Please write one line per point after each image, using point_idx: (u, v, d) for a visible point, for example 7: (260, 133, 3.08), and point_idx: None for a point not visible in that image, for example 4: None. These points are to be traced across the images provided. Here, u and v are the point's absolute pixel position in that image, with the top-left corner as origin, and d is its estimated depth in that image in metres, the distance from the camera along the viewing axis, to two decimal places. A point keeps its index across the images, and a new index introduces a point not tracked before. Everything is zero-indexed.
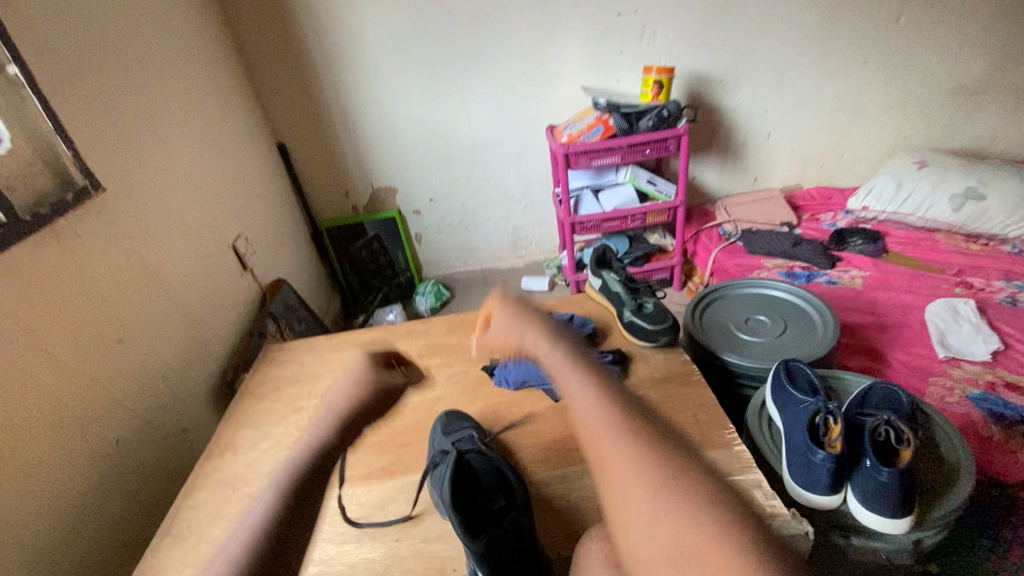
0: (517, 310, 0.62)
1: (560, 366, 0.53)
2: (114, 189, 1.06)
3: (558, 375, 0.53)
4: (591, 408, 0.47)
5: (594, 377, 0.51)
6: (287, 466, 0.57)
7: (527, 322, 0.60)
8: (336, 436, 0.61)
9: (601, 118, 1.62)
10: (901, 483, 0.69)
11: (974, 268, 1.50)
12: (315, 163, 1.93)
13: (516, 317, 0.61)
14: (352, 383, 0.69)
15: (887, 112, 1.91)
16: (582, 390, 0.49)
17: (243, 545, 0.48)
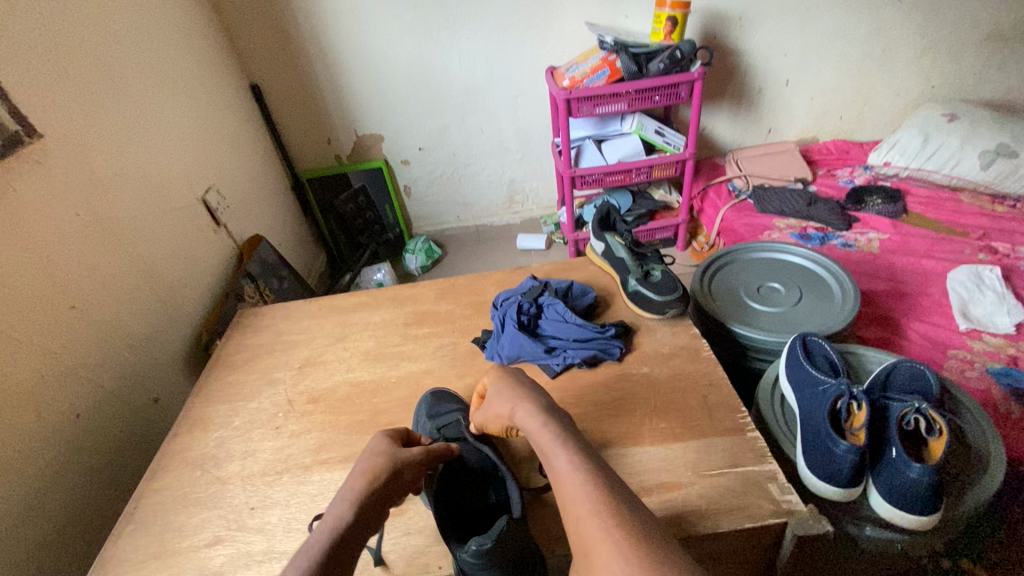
0: (508, 384, 0.66)
1: (547, 445, 0.56)
2: (56, 135, 0.93)
3: (546, 454, 0.55)
4: (573, 484, 0.50)
5: (575, 460, 0.53)
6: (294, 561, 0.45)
7: (521, 395, 0.63)
8: (354, 525, 0.51)
9: (607, 58, 1.46)
10: (931, 480, 0.63)
11: (999, 232, 1.40)
12: (293, 108, 1.77)
13: (506, 392, 0.65)
14: (373, 458, 0.59)
15: (917, 58, 1.75)
16: (569, 470, 0.52)
17: None
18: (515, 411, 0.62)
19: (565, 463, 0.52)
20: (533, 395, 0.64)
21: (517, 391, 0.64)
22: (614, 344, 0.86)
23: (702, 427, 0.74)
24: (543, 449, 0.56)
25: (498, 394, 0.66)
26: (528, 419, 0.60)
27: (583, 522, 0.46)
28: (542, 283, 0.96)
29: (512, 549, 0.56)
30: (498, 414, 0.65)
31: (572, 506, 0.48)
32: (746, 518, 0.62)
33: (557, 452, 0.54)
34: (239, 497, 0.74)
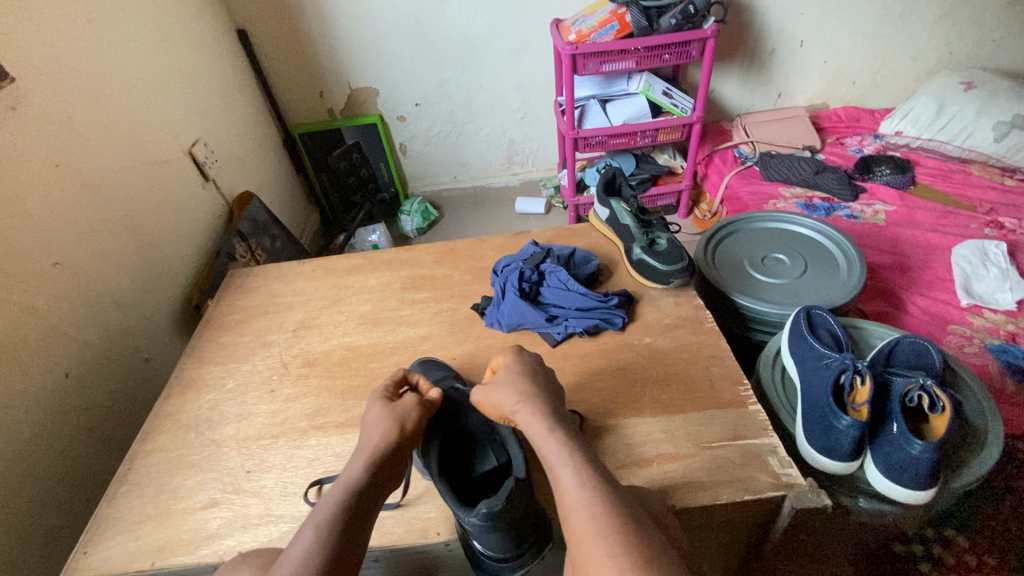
0: (521, 377, 0.64)
1: (551, 454, 0.55)
2: (30, 79, 0.87)
3: (549, 463, 0.55)
4: (577, 502, 0.50)
5: (583, 472, 0.52)
6: (309, 524, 0.50)
7: (527, 393, 0.62)
8: (365, 487, 0.55)
9: (616, 12, 1.38)
10: (932, 456, 0.63)
11: (1007, 207, 1.37)
12: (283, 57, 1.68)
13: (516, 384, 0.63)
14: (378, 419, 0.61)
15: (938, 21, 1.67)
16: (574, 487, 0.51)
17: None
18: (518, 412, 0.60)
19: (569, 479, 0.52)
20: (540, 394, 0.62)
21: (525, 388, 0.62)
22: (616, 314, 0.84)
23: (704, 399, 0.73)
24: (545, 456, 0.56)
25: (502, 385, 0.64)
26: (531, 422, 0.58)
27: (586, 542, 0.47)
28: (544, 250, 0.94)
29: (518, 511, 0.56)
30: (498, 400, 0.62)
31: (576, 525, 0.49)
32: (745, 491, 0.62)
33: (561, 464, 0.54)
34: (235, 460, 0.73)
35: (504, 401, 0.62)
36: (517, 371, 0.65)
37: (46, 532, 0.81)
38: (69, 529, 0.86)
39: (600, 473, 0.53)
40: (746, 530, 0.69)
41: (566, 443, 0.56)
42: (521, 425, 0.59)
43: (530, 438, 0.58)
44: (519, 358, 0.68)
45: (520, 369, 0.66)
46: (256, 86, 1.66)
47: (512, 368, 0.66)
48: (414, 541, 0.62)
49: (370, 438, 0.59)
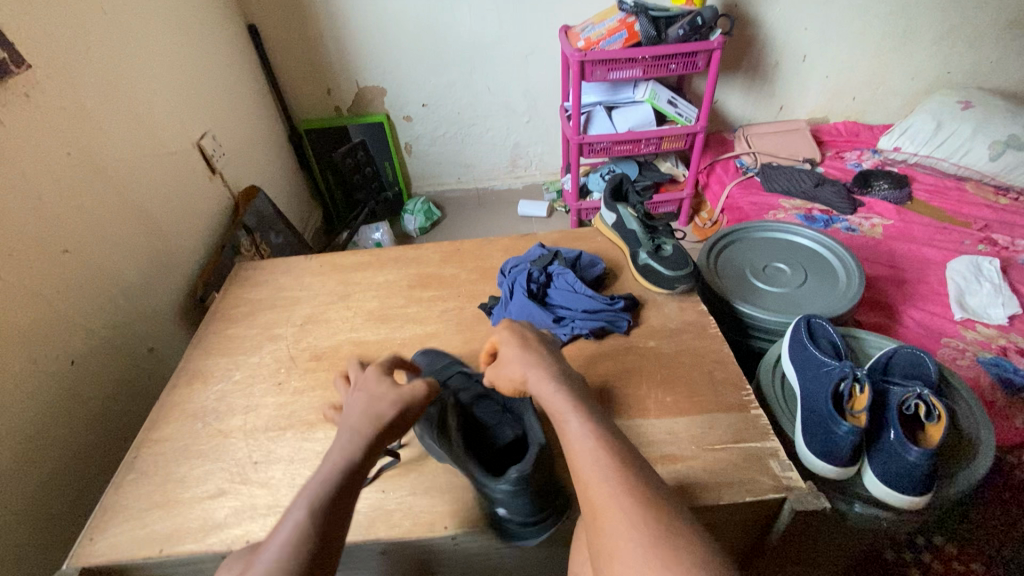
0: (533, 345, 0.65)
1: (561, 409, 0.56)
2: (46, 67, 0.88)
3: (561, 421, 0.56)
4: (587, 453, 0.51)
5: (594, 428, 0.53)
6: (301, 499, 0.48)
7: (539, 359, 0.62)
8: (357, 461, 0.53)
9: (625, 20, 1.41)
10: (929, 463, 0.65)
11: (1001, 224, 1.40)
12: (292, 53, 1.68)
13: (529, 350, 0.64)
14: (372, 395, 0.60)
15: (936, 41, 1.71)
16: (583, 439, 0.52)
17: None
18: (530, 376, 0.61)
19: (580, 431, 0.53)
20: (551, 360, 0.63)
21: (533, 354, 0.63)
22: (622, 317, 0.86)
23: (708, 403, 0.75)
24: (554, 411, 0.57)
25: (512, 350, 0.65)
26: (540, 383, 0.60)
27: (594, 491, 0.48)
28: (553, 252, 0.96)
29: (545, 474, 0.61)
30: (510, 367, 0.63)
31: (585, 475, 0.50)
32: (747, 492, 0.64)
33: (572, 422, 0.55)
34: (243, 450, 0.74)
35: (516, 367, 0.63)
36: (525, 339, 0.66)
37: (50, 519, 0.81)
38: (72, 517, 0.86)
39: (606, 429, 0.54)
40: (746, 531, 0.71)
41: (577, 403, 0.57)
42: (531, 388, 0.61)
43: (540, 398, 0.59)
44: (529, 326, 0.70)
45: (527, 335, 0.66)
46: (264, 81, 1.66)
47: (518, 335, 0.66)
48: (422, 534, 0.63)
49: (365, 411, 0.57)
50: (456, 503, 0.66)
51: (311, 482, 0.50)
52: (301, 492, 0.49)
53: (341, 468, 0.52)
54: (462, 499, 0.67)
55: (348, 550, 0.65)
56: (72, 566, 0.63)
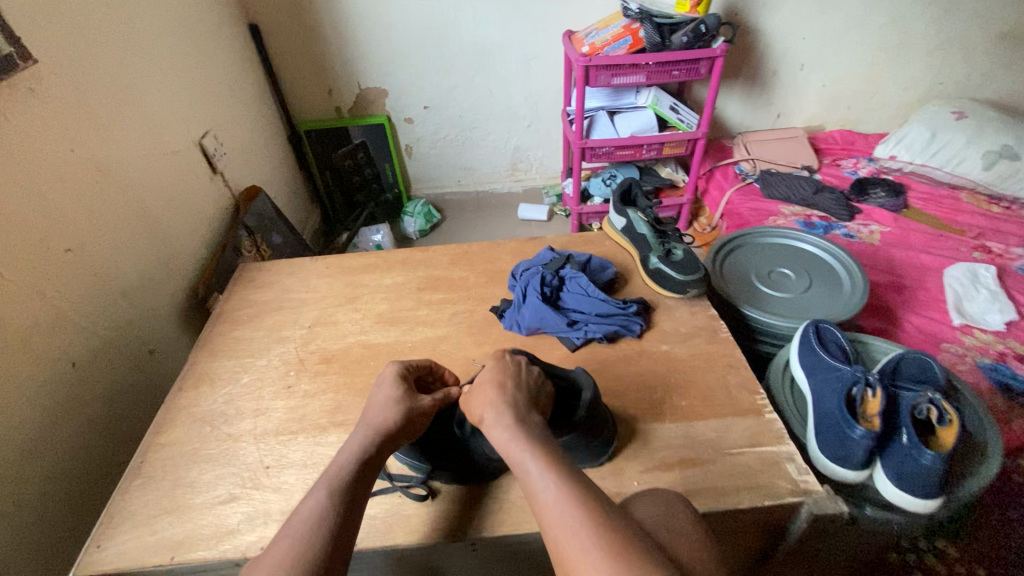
0: (500, 385, 0.62)
1: (523, 460, 0.54)
2: (52, 62, 0.86)
3: (529, 480, 0.52)
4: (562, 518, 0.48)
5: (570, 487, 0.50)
6: (321, 485, 0.55)
7: (502, 406, 0.59)
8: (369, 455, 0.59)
9: (630, 27, 1.41)
10: (941, 466, 0.66)
11: (994, 232, 1.44)
12: (294, 52, 1.67)
13: (494, 393, 0.61)
14: (388, 398, 0.63)
15: (930, 53, 1.75)
16: (555, 503, 0.49)
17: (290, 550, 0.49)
18: (493, 426, 0.58)
19: (545, 484, 0.51)
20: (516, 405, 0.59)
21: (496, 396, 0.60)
22: (635, 321, 0.86)
23: (722, 407, 0.75)
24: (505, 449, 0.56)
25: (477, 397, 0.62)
26: (495, 430, 0.58)
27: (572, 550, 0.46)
28: (564, 256, 0.96)
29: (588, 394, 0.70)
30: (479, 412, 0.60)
31: (558, 532, 0.48)
32: (766, 496, 0.64)
33: (542, 482, 0.51)
34: (254, 455, 0.73)
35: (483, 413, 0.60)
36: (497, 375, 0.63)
37: (50, 525, 0.78)
38: (72, 523, 0.83)
39: (571, 477, 0.52)
40: (761, 535, 0.71)
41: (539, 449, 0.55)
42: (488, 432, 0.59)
43: (499, 447, 0.57)
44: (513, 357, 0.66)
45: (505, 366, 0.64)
46: (265, 81, 1.65)
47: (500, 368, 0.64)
48: (441, 539, 0.63)
49: (381, 414, 0.62)
50: (474, 508, 0.65)
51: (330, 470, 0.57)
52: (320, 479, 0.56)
53: (353, 465, 0.57)
54: (480, 503, 0.66)
55: (364, 556, 0.64)
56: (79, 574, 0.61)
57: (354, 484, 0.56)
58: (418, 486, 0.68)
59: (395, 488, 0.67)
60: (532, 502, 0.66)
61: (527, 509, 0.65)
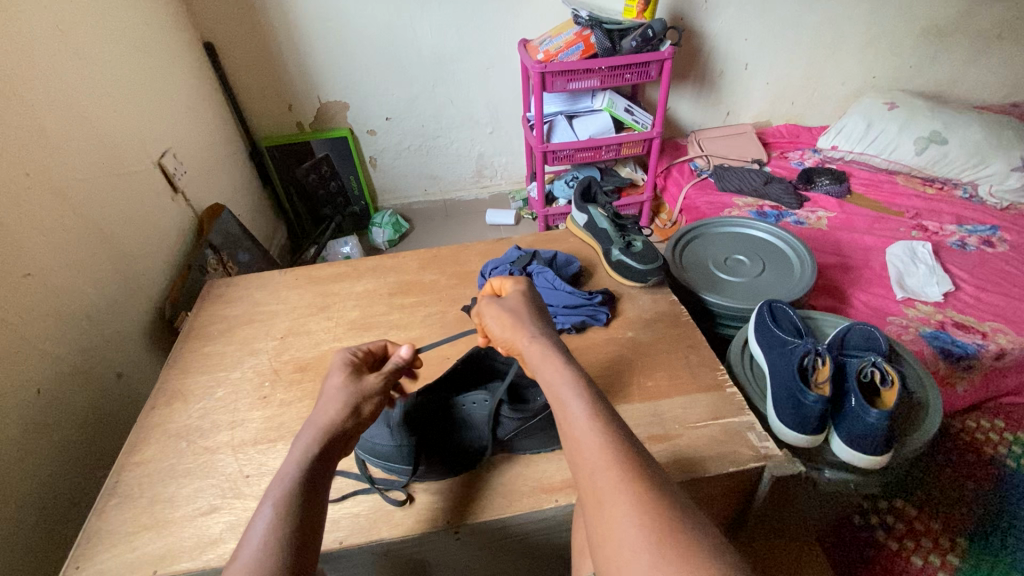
0: (527, 311, 0.68)
1: (559, 388, 0.55)
2: (6, 86, 0.85)
3: (557, 396, 0.54)
4: (587, 434, 0.49)
5: (597, 412, 0.51)
6: (277, 482, 0.51)
7: (537, 328, 0.64)
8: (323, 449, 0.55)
9: (581, 33, 1.47)
10: (886, 423, 0.71)
11: (929, 212, 1.55)
12: (252, 69, 1.67)
13: (521, 316, 0.66)
14: (336, 393, 0.60)
15: (860, 49, 1.87)
16: (585, 421, 0.50)
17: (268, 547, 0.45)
18: (529, 343, 0.62)
19: (579, 410, 0.51)
20: (548, 332, 0.64)
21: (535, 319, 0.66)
22: (601, 310, 0.90)
23: (686, 384, 0.79)
24: (536, 363, 0.60)
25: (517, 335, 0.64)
26: (545, 353, 0.60)
27: (599, 473, 0.46)
28: (530, 253, 1.00)
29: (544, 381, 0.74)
30: (509, 332, 0.65)
31: (585, 459, 0.48)
32: (730, 463, 0.68)
33: (573, 398, 0.53)
34: (232, 466, 0.73)
35: (512, 327, 0.66)
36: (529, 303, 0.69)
37: (22, 555, 0.76)
38: (44, 554, 0.81)
39: (606, 409, 0.52)
40: (729, 501, 0.75)
41: (579, 378, 0.55)
42: (532, 354, 0.61)
43: (542, 372, 0.58)
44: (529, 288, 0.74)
45: (528, 298, 0.70)
46: (222, 98, 1.63)
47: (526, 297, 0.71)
48: (424, 530, 0.64)
49: (330, 406, 0.58)
50: (455, 498, 0.67)
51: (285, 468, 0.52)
52: (273, 482, 0.51)
53: (306, 462, 0.53)
54: (460, 492, 0.68)
55: (349, 554, 0.65)
56: None
57: (312, 490, 0.51)
58: (399, 491, 0.68)
59: (375, 490, 0.68)
60: (510, 487, 0.68)
61: (507, 494, 0.67)
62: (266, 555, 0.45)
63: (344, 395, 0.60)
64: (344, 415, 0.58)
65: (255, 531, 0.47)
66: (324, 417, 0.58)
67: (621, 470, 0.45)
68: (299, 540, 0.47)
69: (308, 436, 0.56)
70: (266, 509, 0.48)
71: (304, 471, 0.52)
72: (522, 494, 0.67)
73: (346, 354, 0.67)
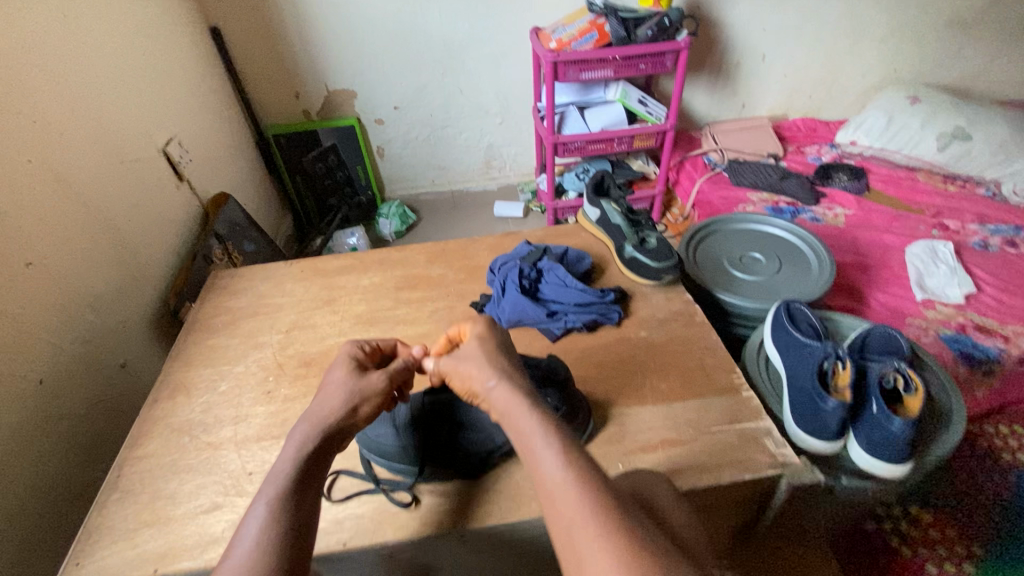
0: (494, 352, 0.61)
1: (527, 436, 0.51)
2: (6, 70, 0.83)
3: (525, 443, 0.50)
4: (559, 487, 0.46)
5: (573, 457, 0.48)
6: (270, 481, 0.52)
7: (505, 371, 0.58)
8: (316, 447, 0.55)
9: (596, 22, 1.44)
10: (909, 433, 0.69)
11: (950, 210, 1.50)
12: (259, 56, 1.64)
13: (486, 359, 0.59)
14: (335, 389, 0.59)
15: (882, 41, 1.81)
16: (556, 471, 0.47)
17: (261, 547, 0.47)
18: (496, 389, 0.56)
19: (550, 459, 0.48)
20: (515, 375, 0.58)
21: (498, 360, 0.59)
22: (613, 309, 0.87)
23: (700, 387, 0.77)
24: (501, 410, 0.55)
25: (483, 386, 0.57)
26: (507, 400, 0.54)
27: (576, 528, 0.43)
28: (541, 249, 0.97)
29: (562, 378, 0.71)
30: (471, 375, 0.59)
31: (562, 514, 0.45)
32: (746, 470, 0.66)
33: (543, 446, 0.49)
34: (235, 463, 0.71)
35: (474, 374, 0.58)
36: (488, 344, 0.62)
37: (24, 548, 0.76)
38: (46, 546, 0.80)
39: (581, 454, 0.49)
40: (743, 508, 0.73)
41: (549, 423, 0.51)
42: (495, 399, 0.56)
43: (509, 418, 0.54)
44: (488, 325, 0.66)
45: (487, 338, 0.63)
46: (229, 84, 1.61)
47: (492, 335, 0.64)
48: (430, 534, 0.63)
49: (327, 404, 0.57)
50: (462, 502, 0.66)
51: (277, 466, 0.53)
52: (265, 481, 0.52)
53: (300, 460, 0.53)
54: (467, 494, 0.67)
55: (353, 556, 0.64)
56: None
57: (303, 491, 0.52)
58: (406, 493, 0.67)
59: (381, 491, 0.67)
60: (518, 492, 0.66)
61: (514, 498, 0.65)
62: (255, 556, 0.46)
63: (343, 392, 0.59)
64: (342, 413, 0.57)
65: (247, 530, 0.48)
66: (321, 413, 0.57)
67: (602, 522, 0.43)
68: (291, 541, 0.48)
69: (303, 432, 0.55)
70: (258, 509, 0.50)
71: (297, 470, 0.53)
72: (530, 498, 0.65)
73: (354, 347, 0.65)
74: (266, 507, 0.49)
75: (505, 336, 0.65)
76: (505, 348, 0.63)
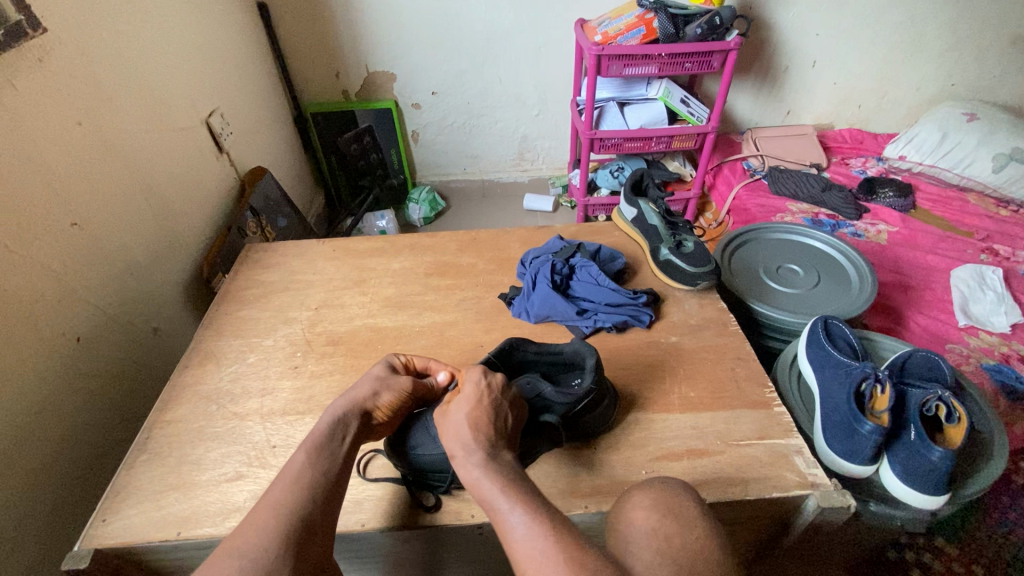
0: (472, 415, 0.57)
1: (493, 497, 0.50)
2: (61, 33, 0.84)
3: (491, 508, 0.49)
4: (528, 548, 0.44)
5: (538, 511, 0.47)
6: (311, 434, 0.58)
7: (475, 439, 0.55)
8: (357, 413, 0.62)
9: (643, 16, 1.39)
10: (949, 464, 0.66)
11: (1002, 235, 1.43)
12: (303, 33, 1.65)
13: (463, 424, 0.56)
14: (373, 378, 0.66)
15: (941, 54, 1.74)
16: (522, 528, 0.46)
17: (300, 483, 0.53)
18: (461, 460, 0.54)
19: (517, 518, 0.47)
20: (488, 440, 0.55)
21: (474, 427, 0.56)
22: (644, 312, 0.86)
23: (730, 398, 0.75)
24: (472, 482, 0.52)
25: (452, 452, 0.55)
26: (466, 469, 0.53)
27: None
28: (575, 245, 0.96)
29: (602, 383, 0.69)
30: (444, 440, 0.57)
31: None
32: (773, 488, 0.64)
33: (506, 505, 0.48)
34: (260, 434, 0.72)
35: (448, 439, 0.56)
36: (468, 409, 0.57)
37: (52, 500, 0.78)
38: (72, 499, 0.82)
39: (547, 509, 0.48)
40: (767, 525, 0.71)
41: (507, 482, 0.50)
42: (457, 470, 0.54)
43: (466, 481, 0.53)
44: (481, 377, 0.61)
45: (473, 397, 0.58)
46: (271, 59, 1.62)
47: (475, 396, 0.59)
48: (449, 522, 0.63)
49: (365, 386, 0.64)
50: None
51: (319, 424, 0.59)
52: (308, 432, 0.58)
53: (339, 420, 0.60)
54: None
55: (370, 537, 0.64)
56: (84, 547, 0.61)
57: (340, 445, 0.58)
58: (431, 494, 0.66)
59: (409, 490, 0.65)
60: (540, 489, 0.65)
61: None
62: (294, 489, 0.52)
63: (377, 384, 0.65)
64: (369, 395, 0.63)
65: (290, 468, 0.54)
66: (358, 392, 0.63)
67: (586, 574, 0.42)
68: (328, 485, 0.54)
69: (341, 403, 0.62)
70: (299, 454, 0.56)
71: (334, 430, 0.59)
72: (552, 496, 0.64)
73: (399, 355, 0.72)
74: (306, 452, 0.56)
75: (500, 392, 0.60)
76: (495, 408, 0.59)
